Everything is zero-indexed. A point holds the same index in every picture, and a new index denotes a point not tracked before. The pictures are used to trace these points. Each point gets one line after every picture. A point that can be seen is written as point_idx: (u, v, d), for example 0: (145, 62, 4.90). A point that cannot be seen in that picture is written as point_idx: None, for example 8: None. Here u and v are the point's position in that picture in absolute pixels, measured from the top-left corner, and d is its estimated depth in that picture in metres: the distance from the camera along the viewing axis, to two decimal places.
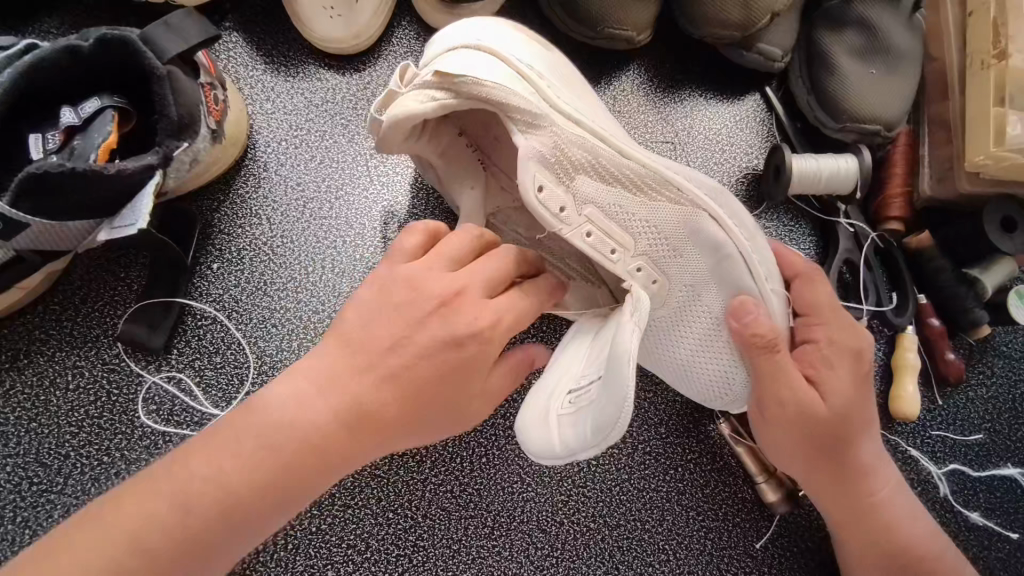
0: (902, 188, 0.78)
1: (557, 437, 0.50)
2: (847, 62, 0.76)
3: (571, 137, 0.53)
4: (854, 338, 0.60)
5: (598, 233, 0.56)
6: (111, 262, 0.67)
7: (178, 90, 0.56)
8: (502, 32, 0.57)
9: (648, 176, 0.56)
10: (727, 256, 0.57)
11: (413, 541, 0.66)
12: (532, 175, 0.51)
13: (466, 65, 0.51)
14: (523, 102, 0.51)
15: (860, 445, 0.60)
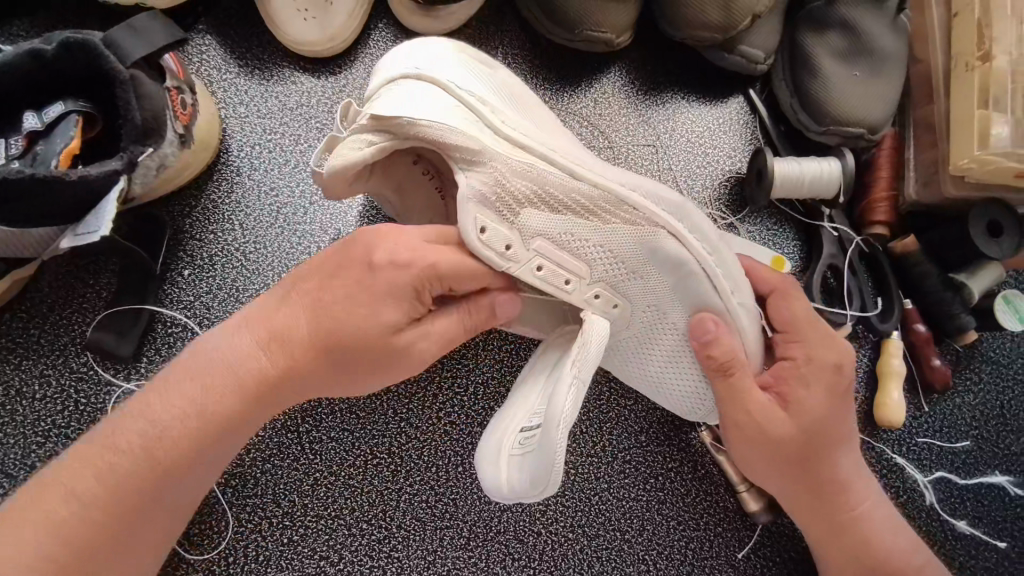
0: (887, 192, 0.77)
1: (506, 477, 0.51)
2: (829, 65, 0.74)
3: (513, 168, 0.53)
4: (835, 352, 0.58)
5: (550, 267, 0.56)
6: (80, 268, 0.66)
7: (143, 94, 0.55)
8: (446, 56, 0.57)
9: (598, 201, 0.56)
10: (689, 273, 0.57)
11: (386, 552, 0.65)
12: (473, 218, 0.52)
13: (402, 104, 0.51)
14: (465, 137, 0.52)
15: (835, 460, 0.59)
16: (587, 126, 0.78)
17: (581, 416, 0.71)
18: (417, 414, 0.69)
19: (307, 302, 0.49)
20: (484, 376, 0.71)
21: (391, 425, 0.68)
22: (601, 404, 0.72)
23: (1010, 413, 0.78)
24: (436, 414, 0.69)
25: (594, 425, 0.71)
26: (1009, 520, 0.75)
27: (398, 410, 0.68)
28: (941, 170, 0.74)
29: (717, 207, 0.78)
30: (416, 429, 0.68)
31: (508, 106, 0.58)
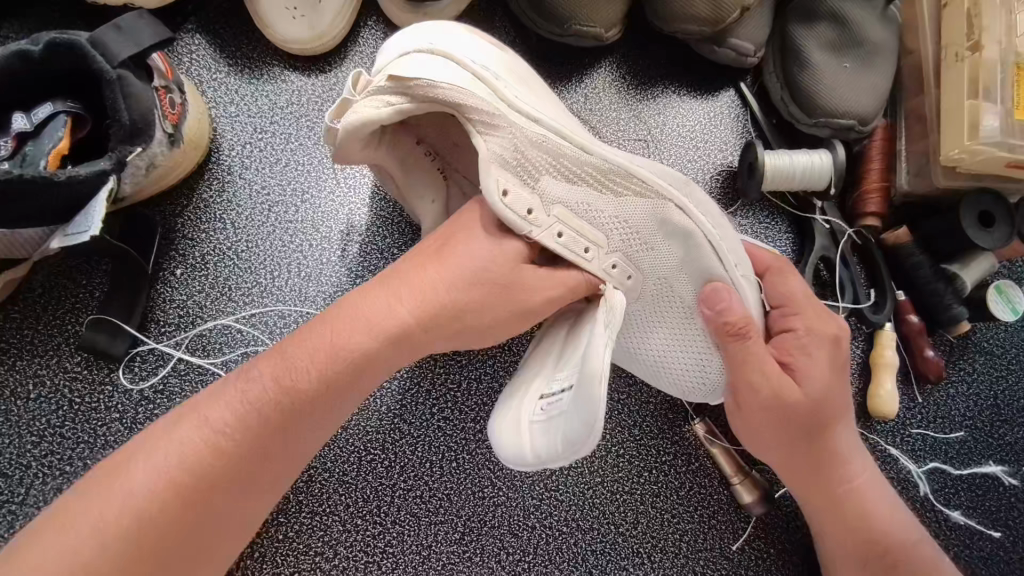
0: (880, 183, 0.76)
1: (529, 444, 0.50)
2: (820, 56, 0.74)
3: (530, 137, 0.53)
4: (829, 326, 0.59)
5: (570, 234, 0.55)
6: (72, 269, 0.66)
7: (130, 94, 0.55)
8: (456, 34, 0.56)
9: (611, 174, 0.55)
10: (697, 243, 0.57)
11: (382, 547, 0.65)
12: (494, 180, 0.50)
13: (420, 67, 0.50)
14: (481, 103, 0.51)
15: (835, 431, 0.59)
16: (579, 120, 0.78)
17: None
18: (411, 410, 0.69)
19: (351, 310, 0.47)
20: (478, 371, 0.71)
21: (386, 421, 0.68)
22: None
23: (1004, 403, 0.78)
24: (430, 410, 0.69)
25: None
26: (1003, 510, 0.75)
27: (392, 407, 0.69)
28: (932, 161, 0.74)
29: (709, 201, 0.78)
30: (410, 425, 0.69)
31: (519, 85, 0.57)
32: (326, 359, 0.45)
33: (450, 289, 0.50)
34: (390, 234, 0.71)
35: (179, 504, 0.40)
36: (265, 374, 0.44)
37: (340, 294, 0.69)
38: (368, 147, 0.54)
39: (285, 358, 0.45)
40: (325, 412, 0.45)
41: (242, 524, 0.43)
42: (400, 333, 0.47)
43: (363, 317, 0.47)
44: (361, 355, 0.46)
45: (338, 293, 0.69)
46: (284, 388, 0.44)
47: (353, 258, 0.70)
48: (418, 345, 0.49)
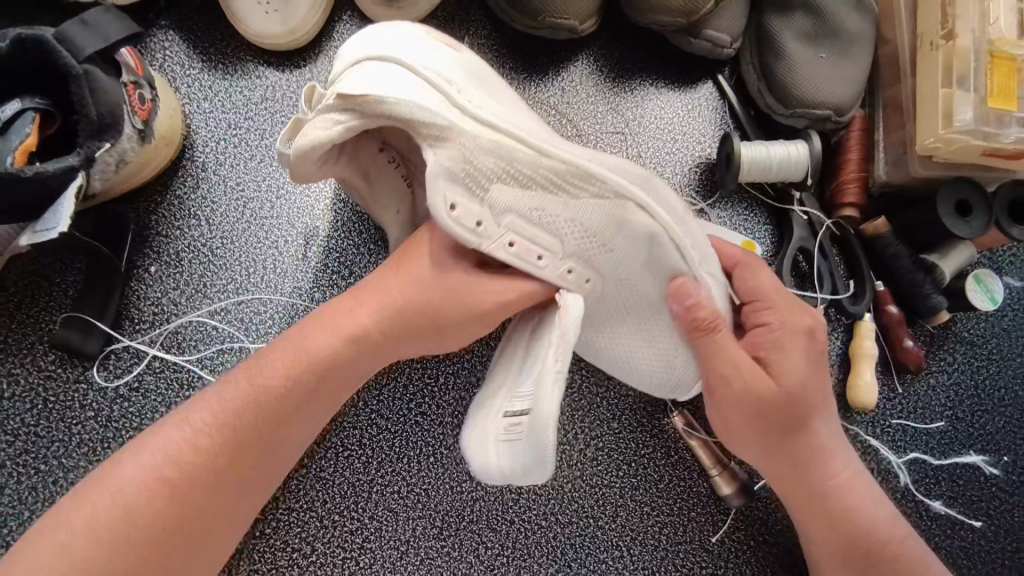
0: (858, 173, 0.76)
1: (496, 462, 0.53)
2: (795, 47, 0.74)
3: (479, 141, 0.50)
4: (803, 319, 0.59)
5: (522, 244, 0.53)
6: (45, 267, 0.66)
7: (97, 88, 0.55)
8: (412, 40, 0.55)
9: (568, 173, 0.52)
10: (662, 243, 0.55)
11: (359, 543, 0.65)
12: (442, 195, 0.49)
13: (370, 81, 0.49)
14: (431, 113, 0.49)
15: (814, 426, 0.59)
16: (556, 114, 0.78)
17: None
18: (388, 405, 0.69)
19: (322, 319, 0.50)
20: (456, 366, 0.71)
21: (363, 416, 0.68)
22: (573, 392, 0.72)
23: (985, 393, 0.78)
24: (408, 405, 0.69)
25: (567, 413, 0.71)
26: (985, 499, 0.75)
27: (369, 403, 0.69)
28: (909, 151, 0.74)
29: (688, 193, 0.78)
30: (387, 420, 0.68)
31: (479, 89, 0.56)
32: (294, 364, 0.48)
33: (410, 294, 0.51)
34: (366, 229, 0.71)
35: (165, 504, 0.42)
36: (238, 382, 0.47)
37: (315, 289, 0.69)
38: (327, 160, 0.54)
39: (256, 367, 0.48)
40: (297, 416, 0.48)
41: (228, 522, 0.46)
42: (363, 335, 0.50)
43: (329, 323, 0.50)
44: (327, 358, 0.48)
45: (314, 288, 0.69)
46: (256, 392, 0.46)
47: (328, 253, 0.70)
48: (383, 345, 0.51)
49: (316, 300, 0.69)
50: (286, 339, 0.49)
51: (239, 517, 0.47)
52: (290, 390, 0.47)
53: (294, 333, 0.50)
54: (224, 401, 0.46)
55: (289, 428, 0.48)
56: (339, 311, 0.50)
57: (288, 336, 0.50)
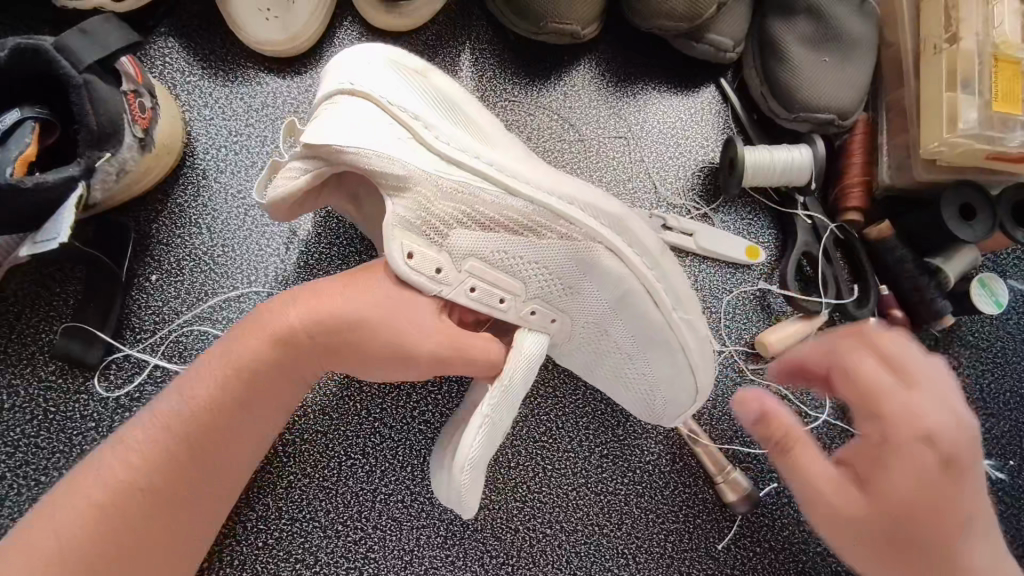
0: (862, 177, 0.76)
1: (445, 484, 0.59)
2: (799, 51, 0.74)
3: (444, 188, 0.53)
4: (922, 418, 0.47)
5: (483, 286, 0.56)
6: (44, 276, 0.65)
7: (97, 99, 0.54)
8: (387, 69, 0.55)
9: (534, 217, 0.55)
10: (629, 291, 0.59)
11: (363, 553, 0.65)
12: (398, 246, 0.52)
13: (332, 129, 0.50)
14: (391, 165, 0.51)
15: (958, 547, 0.47)
16: (557, 119, 0.77)
17: (557, 412, 0.71)
18: (392, 414, 0.68)
19: (255, 327, 0.50)
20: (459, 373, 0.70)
21: (366, 425, 0.68)
22: (578, 399, 0.71)
23: (989, 397, 0.77)
24: (411, 413, 0.69)
25: (571, 420, 0.71)
26: (991, 504, 0.75)
27: (372, 411, 0.68)
28: (913, 155, 0.74)
29: (690, 198, 0.78)
30: (390, 428, 0.68)
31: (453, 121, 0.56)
32: (226, 376, 0.49)
33: (344, 304, 0.51)
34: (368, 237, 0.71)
35: (111, 524, 0.45)
36: (172, 399, 0.49)
37: None
38: (296, 203, 0.57)
39: (188, 382, 0.49)
40: (235, 424, 0.50)
41: (180, 529, 0.49)
42: (293, 343, 0.50)
43: (259, 331, 0.50)
44: (257, 368, 0.50)
45: None
46: (191, 407, 0.48)
47: (330, 260, 0.70)
48: (314, 349, 0.51)
49: None
50: (219, 351, 0.50)
51: (190, 525, 0.50)
52: (221, 405, 0.49)
53: (227, 343, 0.50)
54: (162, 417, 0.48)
55: (229, 438, 0.50)
56: (270, 318, 0.51)
57: (221, 345, 0.51)
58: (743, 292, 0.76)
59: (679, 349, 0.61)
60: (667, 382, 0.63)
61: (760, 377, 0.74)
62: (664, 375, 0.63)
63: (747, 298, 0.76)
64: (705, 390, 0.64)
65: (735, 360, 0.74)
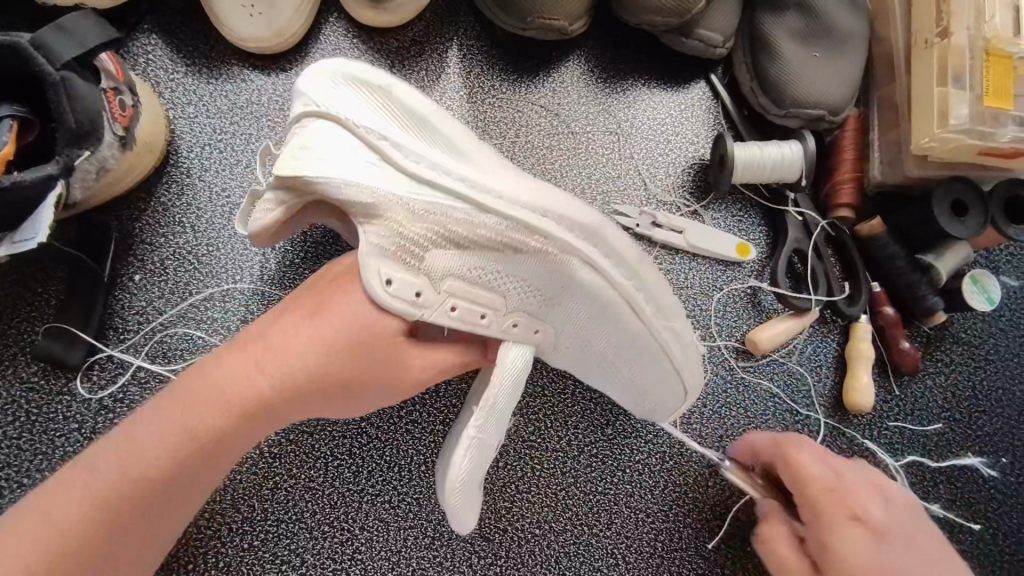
0: (853, 173, 0.75)
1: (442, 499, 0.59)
2: (789, 46, 0.73)
3: (415, 210, 0.50)
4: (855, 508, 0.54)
5: (464, 305, 0.53)
6: (26, 276, 0.64)
7: (74, 96, 0.54)
8: (341, 81, 0.51)
9: (510, 232, 0.51)
10: (609, 302, 0.56)
11: (350, 554, 0.64)
12: (373, 274, 0.49)
13: (303, 163, 0.48)
14: (362, 195, 0.48)
15: None
16: (546, 116, 0.77)
17: (545, 411, 0.70)
18: (379, 414, 0.68)
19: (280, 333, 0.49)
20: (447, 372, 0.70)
21: (353, 425, 0.67)
22: (566, 398, 0.71)
23: (982, 394, 0.77)
24: (399, 413, 0.68)
25: (560, 419, 0.70)
26: (983, 502, 0.74)
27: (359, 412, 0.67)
28: (904, 151, 0.73)
29: (681, 195, 0.77)
30: (378, 428, 0.67)
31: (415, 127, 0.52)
32: (214, 409, 0.47)
33: (336, 340, 0.49)
34: None
35: (103, 517, 0.44)
36: (153, 424, 0.46)
37: None
38: (277, 229, 0.57)
39: (171, 407, 0.46)
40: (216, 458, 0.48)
41: (165, 522, 0.48)
42: (287, 384, 0.48)
43: (252, 364, 0.48)
44: (246, 404, 0.47)
45: None
46: (173, 436, 0.46)
47: (316, 259, 0.69)
48: (333, 370, 0.49)
49: None
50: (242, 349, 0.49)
51: (175, 519, 0.49)
52: (202, 437, 0.46)
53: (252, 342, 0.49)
54: (177, 410, 0.46)
55: (207, 468, 0.48)
56: (301, 328, 0.49)
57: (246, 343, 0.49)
58: (734, 290, 0.76)
59: (666, 360, 0.61)
60: (658, 391, 0.63)
61: (751, 374, 0.74)
62: (653, 382, 0.63)
63: (738, 295, 0.76)
64: (694, 392, 0.64)
65: (726, 358, 0.74)
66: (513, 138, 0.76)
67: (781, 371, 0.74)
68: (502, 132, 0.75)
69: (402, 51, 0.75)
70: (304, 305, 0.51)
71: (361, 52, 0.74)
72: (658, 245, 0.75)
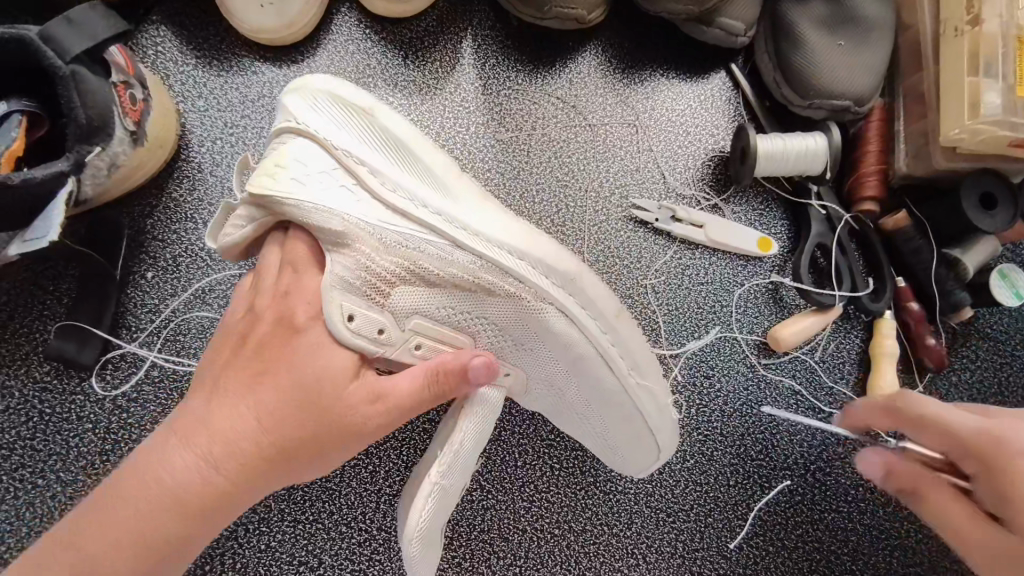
0: (878, 166, 0.73)
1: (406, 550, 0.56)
2: (813, 35, 0.71)
3: (385, 243, 0.50)
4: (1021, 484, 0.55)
5: (429, 344, 0.53)
6: (37, 274, 0.63)
7: (85, 91, 0.52)
8: (337, 105, 0.51)
9: (481, 272, 0.52)
10: (583, 353, 0.56)
11: (368, 555, 0.63)
12: (336, 307, 0.49)
13: (274, 179, 0.48)
14: (327, 219, 0.48)
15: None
16: (563, 108, 0.75)
17: None
18: None
19: (261, 374, 0.48)
20: None
21: None
22: None
23: (1009, 391, 0.75)
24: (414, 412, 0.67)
25: None
26: None
27: None
28: (931, 142, 0.71)
29: (701, 188, 0.75)
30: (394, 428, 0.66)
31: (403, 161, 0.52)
32: (167, 479, 0.44)
33: (309, 383, 0.47)
34: None
35: None
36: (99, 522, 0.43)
37: None
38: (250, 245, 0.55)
39: (118, 501, 0.43)
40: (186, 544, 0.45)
41: None
42: (245, 454, 0.46)
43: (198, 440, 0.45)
44: (205, 484, 0.45)
45: None
46: (134, 516, 0.43)
47: None
48: (315, 407, 0.47)
49: None
50: (223, 396, 0.47)
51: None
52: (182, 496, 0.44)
53: (233, 387, 0.47)
54: (159, 472, 0.44)
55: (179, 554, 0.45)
56: (279, 365, 0.48)
57: (228, 389, 0.47)
58: (755, 285, 0.74)
59: (637, 415, 0.60)
60: (629, 446, 0.62)
61: (773, 372, 0.72)
62: (625, 437, 0.61)
63: (760, 291, 0.74)
64: (667, 452, 0.63)
65: (747, 354, 0.72)
66: (530, 131, 0.74)
67: (803, 368, 0.73)
68: (519, 124, 0.74)
69: (416, 42, 0.73)
70: (271, 350, 0.48)
71: (374, 43, 0.72)
72: (677, 239, 0.74)
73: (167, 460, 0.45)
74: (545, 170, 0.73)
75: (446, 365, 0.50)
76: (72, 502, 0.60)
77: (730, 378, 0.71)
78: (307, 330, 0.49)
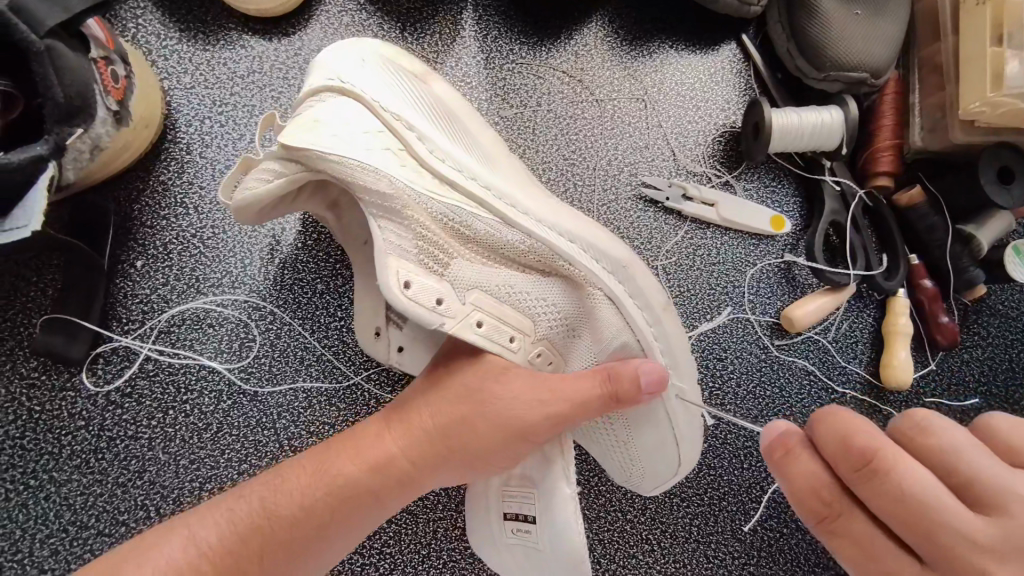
0: (893, 140, 0.71)
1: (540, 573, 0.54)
2: (830, 4, 0.68)
3: (435, 209, 0.49)
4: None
5: (491, 322, 0.50)
6: (21, 265, 0.60)
7: (63, 67, 0.48)
8: (380, 70, 0.52)
9: (533, 250, 0.52)
10: (626, 344, 0.55)
11: (378, 548, 0.62)
12: (393, 273, 0.45)
13: (314, 129, 0.46)
14: (373, 178, 0.46)
15: None
16: (569, 82, 0.72)
17: None
18: None
19: (400, 418, 0.50)
20: None
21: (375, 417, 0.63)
22: None
23: (1020, 368, 0.74)
24: None
25: None
26: None
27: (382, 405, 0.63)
28: (948, 116, 0.69)
29: (712, 164, 0.73)
30: None
31: (448, 135, 0.53)
32: (267, 502, 0.45)
33: (434, 425, 0.49)
34: None
35: None
36: (260, 491, 0.46)
37: (317, 280, 0.64)
38: (270, 208, 0.51)
39: (272, 485, 0.46)
40: (327, 534, 0.46)
41: None
42: (347, 492, 0.46)
43: (351, 448, 0.48)
44: (306, 510, 0.45)
45: (316, 279, 0.64)
46: (225, 531, 0.44)
47: (324, 240, 0.65)
48: (422, 463, 0.49)
49: (320, 291, 0.64)
50: (346, 439, 0.49)
51: None
52: (276, 519, 0.44)
53: (359, 428, 0.50)
54: (257, 494, 0.46)
55: (317, 545, 0.46)
56: (414, 409, 0.50)
57: (356, 432, 0.50)
58: (768, 264, 0.72)
59: (671, 417, 0.56)
60: (652, 451, 0.57)
61: (787, 353, 0.71)
62: (653, 441, 0.57)
63: (772, 271, 0.72)
64: (689, 461, 0.58)
65: (759, 336, 0.71)
66: (534, 106, 0.71)
67: (815, 349, 0.71)
68: (523, 100, 0.71)
69: (414, 12, 0.69)
70: (402, 407, 0.51)
71: (369, 14, 0.68)
72: (687, 218, 0.71)
73: (265, 488, 0.46)
74: (552, 147, 0.71)
75: (620, 369, 0.51)
76: (66, 503, 0.57)
77: (743, 359, 0.70)
78: (452, 372, 0.51)
